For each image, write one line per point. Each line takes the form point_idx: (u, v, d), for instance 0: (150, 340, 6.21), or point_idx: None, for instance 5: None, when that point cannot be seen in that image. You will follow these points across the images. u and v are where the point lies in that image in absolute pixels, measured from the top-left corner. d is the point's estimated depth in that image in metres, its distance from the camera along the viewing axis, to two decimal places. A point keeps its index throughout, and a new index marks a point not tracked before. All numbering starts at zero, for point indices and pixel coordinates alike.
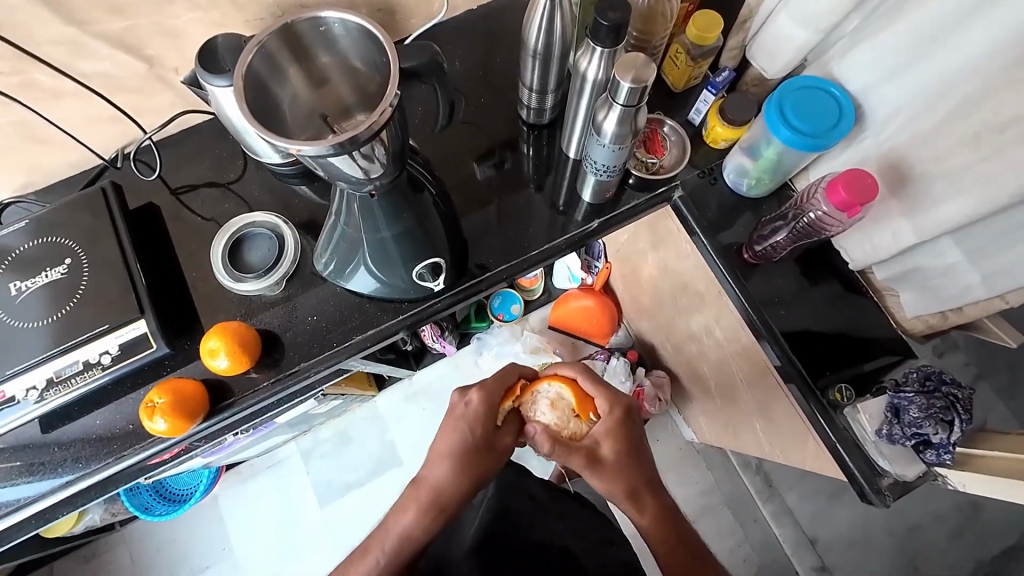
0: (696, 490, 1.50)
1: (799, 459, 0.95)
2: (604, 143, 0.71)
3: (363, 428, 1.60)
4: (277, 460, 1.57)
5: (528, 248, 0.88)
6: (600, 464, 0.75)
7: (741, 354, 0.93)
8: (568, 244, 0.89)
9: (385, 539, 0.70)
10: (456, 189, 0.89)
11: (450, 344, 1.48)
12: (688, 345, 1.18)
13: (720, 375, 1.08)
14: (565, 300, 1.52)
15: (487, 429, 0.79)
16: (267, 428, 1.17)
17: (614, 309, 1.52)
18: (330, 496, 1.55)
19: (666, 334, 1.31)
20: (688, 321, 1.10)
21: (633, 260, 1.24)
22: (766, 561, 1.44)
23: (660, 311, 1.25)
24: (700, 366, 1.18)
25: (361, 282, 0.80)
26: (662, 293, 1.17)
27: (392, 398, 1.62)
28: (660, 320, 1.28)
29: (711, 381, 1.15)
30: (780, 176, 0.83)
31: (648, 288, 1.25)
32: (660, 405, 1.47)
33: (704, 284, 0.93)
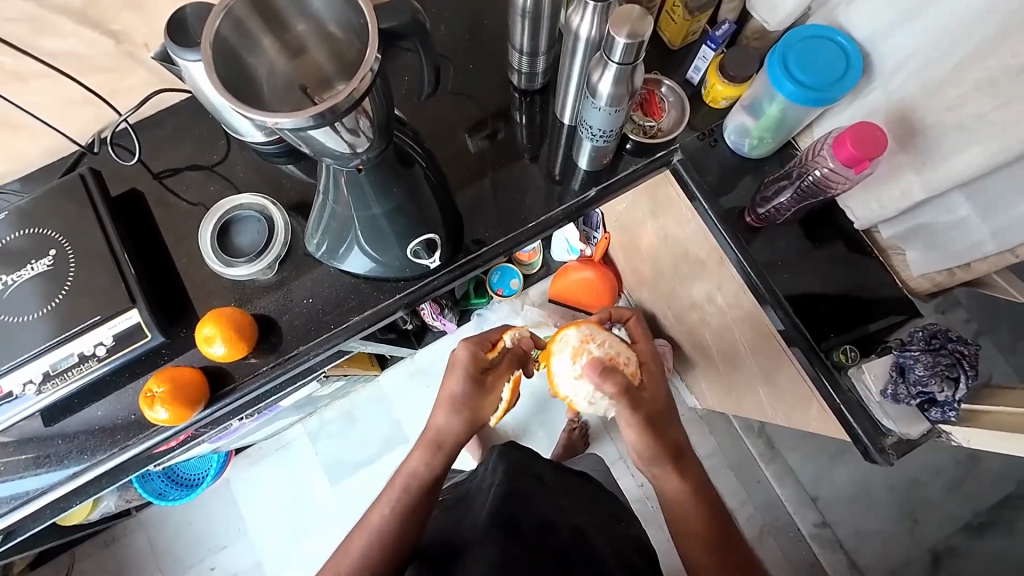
0: (703, 455, 1.54)
1: (801, 422, 0.96)
2: (600, 106, 0.68)
3: (369, 408, 1.62)
4: (284, 443, 1.59)
5: (526, 221, 0.85)
6: (660, 421, 0.78)
7: (745, 320, 0.92)
8: (563, 215, 0.86)
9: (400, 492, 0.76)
10: (448, 164, 0.86)
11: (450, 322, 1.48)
12: (690, 313, 1.17)
13: (722, 343, 1.08)
14: (565, 272, 1.53)
15: (478, 371, 0.78)
16: (272, 411, 1.17)
17: (614, 280, 1.53)
18: (341, 474, 1.58)
19: (667, 304, 1.30)
20: (690, 290, 1.09)
21: (631, 227, 1.23)
22: (769, 519, 1.50)
23: (662, 278, 1.22)
24: (702, 333, 1.17)
25: (355, 263, 0.78)
26: (662, 262, 1.16)
27: (396, 376, 1.63)
28: (662, 290, 1.27)
29: (714, 349, 1.15)
30: (783, 135, 0.80)
31: (648, 256, 1.24)
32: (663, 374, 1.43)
33: (707, 250, 0.92)
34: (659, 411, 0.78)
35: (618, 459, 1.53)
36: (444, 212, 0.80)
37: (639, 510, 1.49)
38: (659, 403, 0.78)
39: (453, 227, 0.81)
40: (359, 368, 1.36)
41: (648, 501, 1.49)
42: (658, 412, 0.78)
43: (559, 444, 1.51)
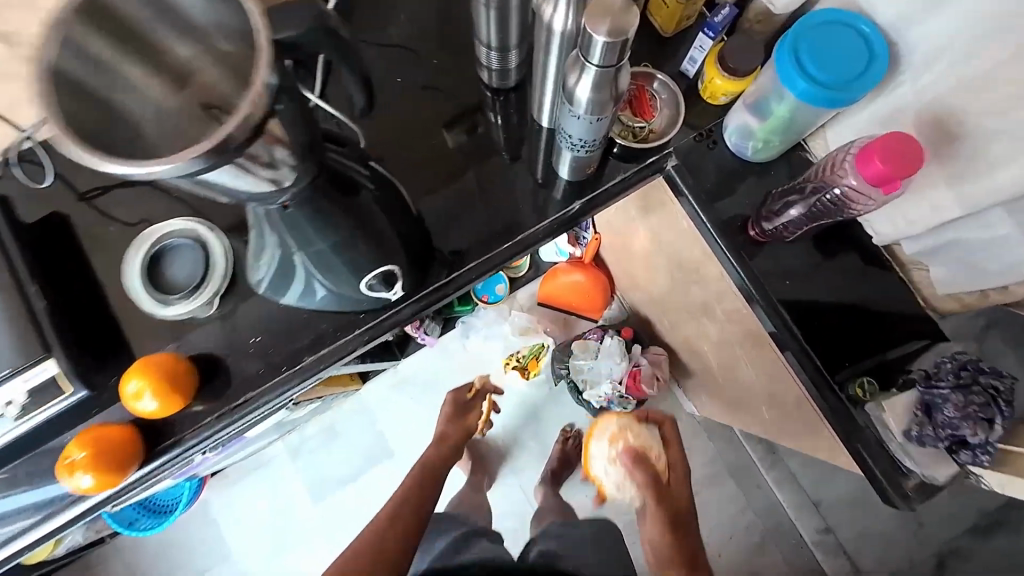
0: (701, 461, 1.48)
1: (806, 441, 0.90)
2: (579, 114, 0.57)
3: (352, 422, 1.54)
4: (264, 461, 1.52)
5: (505, 237, 0.75)
6: (681, 530, 0.98)
7: (749, 338, 0.83)
8: (546, 231, 0.76)
9: (411, 492, 1.18)
10: (409, 179, 0.75)
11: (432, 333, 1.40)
12: (687, 323, 1.09)
13: (722, 357, 1.01)
14: (554, 275, 1.43)
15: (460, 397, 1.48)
16: (238, 445, 1.06)
17: (606, 282, 1.44)
18: (325, 491, 1.52)
19: (662, 311, 1.22)
20: (687, 301, 1.01)
21: (624, 230, 1.13)
22: (769, 525, 1.45)
23: (658, 284, 1.13)
24: (700, 344, 1.09)
25: (303, 296, 0.69)
26: (656, 269, 1.07)
27: (379, 387, 1.55)
28: (656, 296, 1.19)
29: (712, 361, 1.08)
30: (792, 136, 0.70)
31: (642, 261, 1.14)
32: (659, 386, 1.27)
33: (707, 263, 0.82)
34: (680, 508, 1.01)
35: None
36: (407, 236, 0.70)
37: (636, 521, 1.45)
38: (681, 507, 1.02)
39: (417, 252, 0.72)
40: (333, 388, 1.28)
41: None
42: (679, 514, 1.01)
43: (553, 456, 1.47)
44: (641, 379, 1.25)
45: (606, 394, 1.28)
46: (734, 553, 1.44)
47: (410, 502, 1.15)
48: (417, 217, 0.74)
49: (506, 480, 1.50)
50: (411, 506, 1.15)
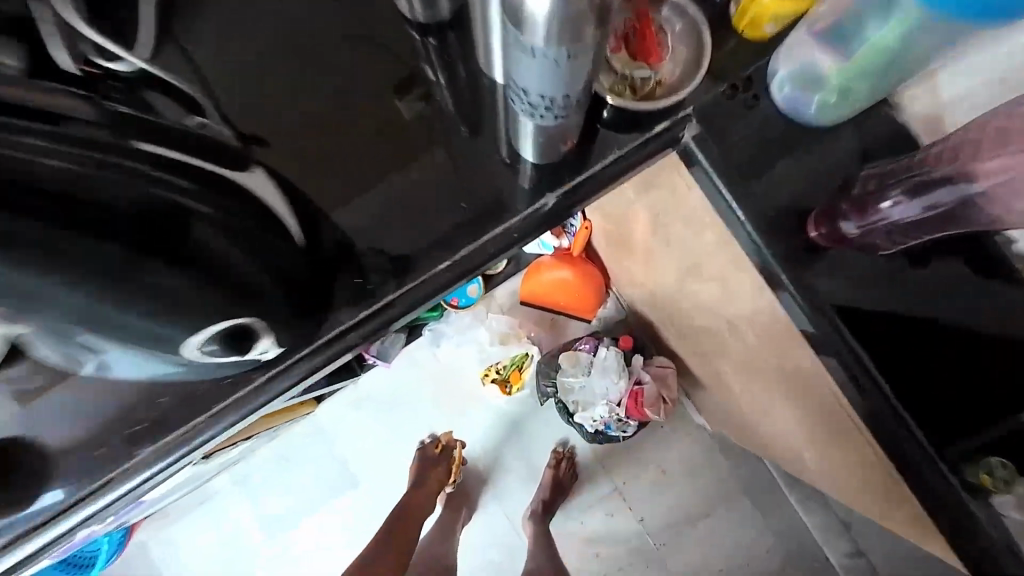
0: (713, 480, 1.29)
1: (860, 493, 0.70)
2: (536, 51, 0.33)
3: (308, 447, 1.34)
4: (208, 495, 1.33)
5: (430, 263, 0.53)
6: None
7: (795, 372, 0.62)
8: (481, 256, 0.53)
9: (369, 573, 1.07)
10: (307, 183, 0.55)
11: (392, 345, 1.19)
12: (701, 335, 0.87)
13: (746, 381, 0.80)
14: (537, 270, 1.21)
15: (427, 454, 1.28)
16: (133, 509, 0.89)
17: (600, 277, 1.20)
18: (280, 528, 1.32)
19: (668, 317, 1.00)
20: (703, 311, 0.79)
21: (622, 219, 0.89)
22: (792, 549, 1.27)
23: (667, 285, 0.89)
24: (718, 362, 0.87)
25: (121, 366, 0.51)
26: (662, 269, 0.85)
27: (338, 406, 1.35)
28: (661, 300, 0.96)
29: (733, 382, 0.86)
30: (882, 87, 0.48)
31: (645, 257, 0.91)
32: (665, 409, 1.07)
33: (739, 273, 0.58)
34: None
35: (611, 491, 1.30)
36: (286, 276, 0.48)
37: (639, 548, 1.28)
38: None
39: (307, 292, 0.51)
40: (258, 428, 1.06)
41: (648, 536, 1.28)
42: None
43: (543, 482, 1.25)
44: (643, 400, 1.02)
45: (602, 416, 1.06)
46: None
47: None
48: (308, 241, 0.51)
49: (488, 509, 1.30)
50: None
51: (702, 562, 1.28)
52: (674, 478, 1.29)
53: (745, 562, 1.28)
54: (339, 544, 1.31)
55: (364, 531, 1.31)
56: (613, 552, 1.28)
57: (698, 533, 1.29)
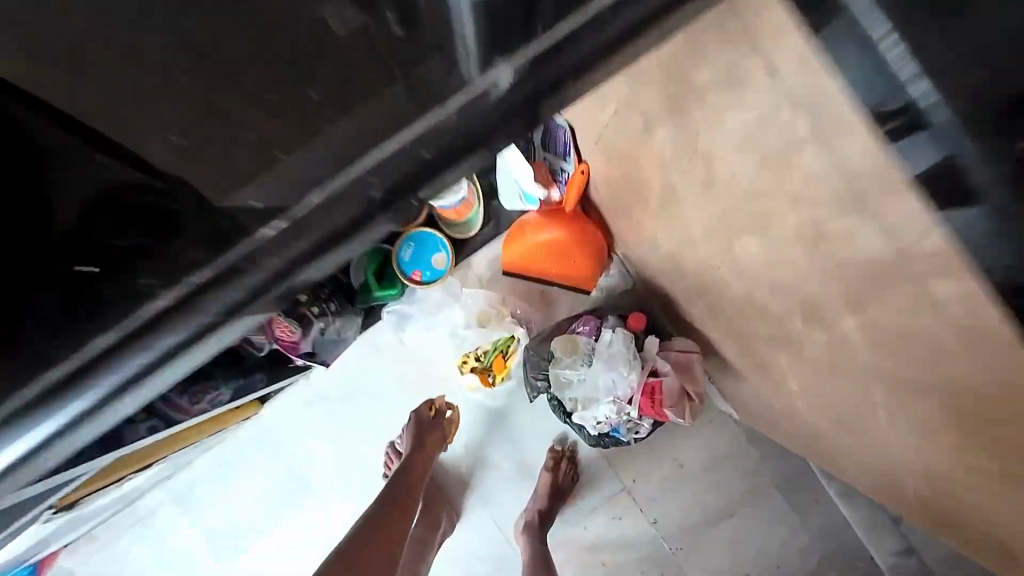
0: (739, 474, 1.10)
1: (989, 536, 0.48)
2: None
3: (256, 455, 1.12)
4: (142, 514, 1.12)
5: (255, 237, 0.27)
6: None
7: (937, 378, 0.39)
8: (349, 221, 0.27)
9: (385, 535, 0.77)
10: (44, 79, 0.28)
11: (334, 336, 0.93)
12: (742, 312, 0.64)
13: (810, 374, 0.57)
14: (520, 232, 0.97)
15: (422, 415, 1.04)
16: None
17: (598, 239, 0.96)
18: (230, 548, 1.12)
19: (690, 287, 0.77)
20: (752, 281, 0.55)
21: (640, 156, 0.64)
22: (831, 549, 1.09)
23: (697, 250, 0.64)
24: (766, 351, 0.64)
25: None
26: (690, 224, 0.61)
27: (287, 406, 1.12)
28: (684, 265, 0.73)
29: (785, 374, 0.64)
30: None
31: (667, 211, 0.66)
32: (694, 410, 0.77)
33: (858, 220, 0.36)
34: None
35: (619, 492, 1.10)
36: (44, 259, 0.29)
37: (653, 554, 1.10)
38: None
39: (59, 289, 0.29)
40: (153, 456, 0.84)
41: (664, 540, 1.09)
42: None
43: (541, 487, 1.05)
44: (663, 396, 0.78)
45: (609, 419, 0.82)
46: None
47: (389, 544, 0.76)
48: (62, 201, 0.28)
49: (473, 518, 1.09)
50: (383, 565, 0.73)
51: (727, 568, 1.09)
52: (693, 472, 1.10)
53: (777, 566, 1.09)
54: (301, 562, 1.12)
55: (328, 545, 1.12)
56: (623, 560, 1.10)
57: (722, 534, 1.09)
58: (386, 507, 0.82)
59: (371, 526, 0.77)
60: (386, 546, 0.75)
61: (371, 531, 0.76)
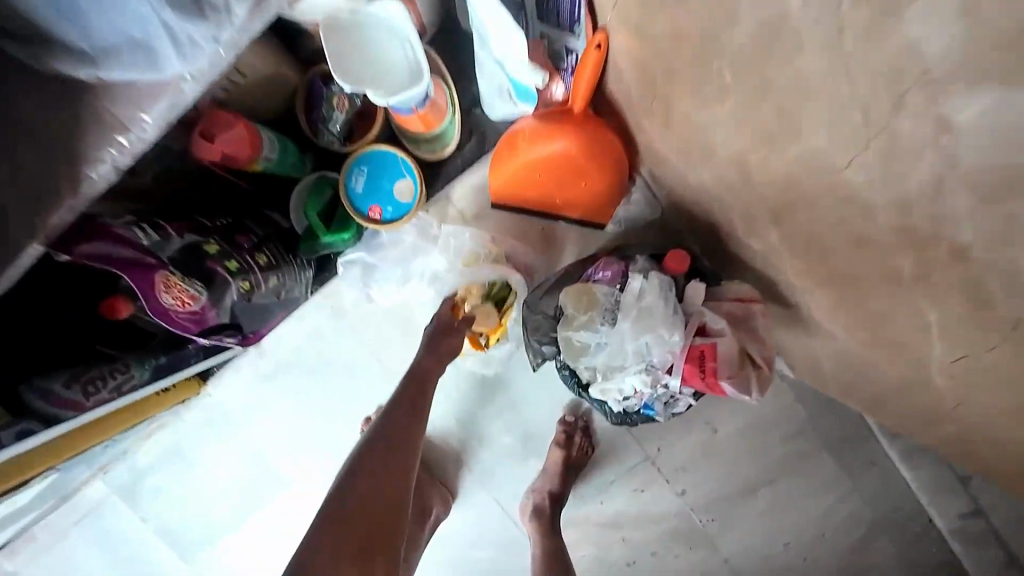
0: (781, 436, 0.94)
1: None
2: None
3: (208, 441, 0.94)
4: (86, 511, 0.96)
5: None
6: None
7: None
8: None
9: (391, 464, 0.62)
10: None
11: (269, 304, 0.70)
12: (850, 243, 0.43)
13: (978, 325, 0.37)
14: (512, 145, 0.72)
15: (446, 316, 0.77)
16: None
17: (618, 152, 0.72)
18: (193, 543, 0.97)
19: (753, 214, 0.55)
20: None
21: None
22: (885, 515, 0.95)
23: (798, 149, 0.41)
24: (888, 301, 0.44)
25: None
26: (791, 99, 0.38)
27: (238, 384, 0.92)
28: (752, 182, 0.50)
29: (913, 328, 0.43)
30: None
31: (751, 88, 0.42)
32: (755, 380, 0.58)
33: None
34: None
35: (641, 462, 0.94)
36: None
37: (679, 527, 0.95)
38: None
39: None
40: (35, 469, 0.65)
41: (693, 513, 0.95)
42: None
43: (551, 464, 0.88)
44: (718, 365, 0.56)
45: (639, 394, 0.62)
46: (827, 556, 0.96)
47: (397, 474, 0.62)
48: None
49: (470, 497, 0.93)
50: (393, 500, 0.60)
51: (763, 538, 0.96)
52: (728, 435, 0.94)
53: (822, 535, 0.95)
54: (276, 557, 0.97)
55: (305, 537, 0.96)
56: (644, 535, 0.95)
57: (761, 503, 0.95)
58: (392, 424, 0.66)
59: (375, 453, 0.62)
60: (394, 479, 0.61)
61: (374, 460, 0.62)
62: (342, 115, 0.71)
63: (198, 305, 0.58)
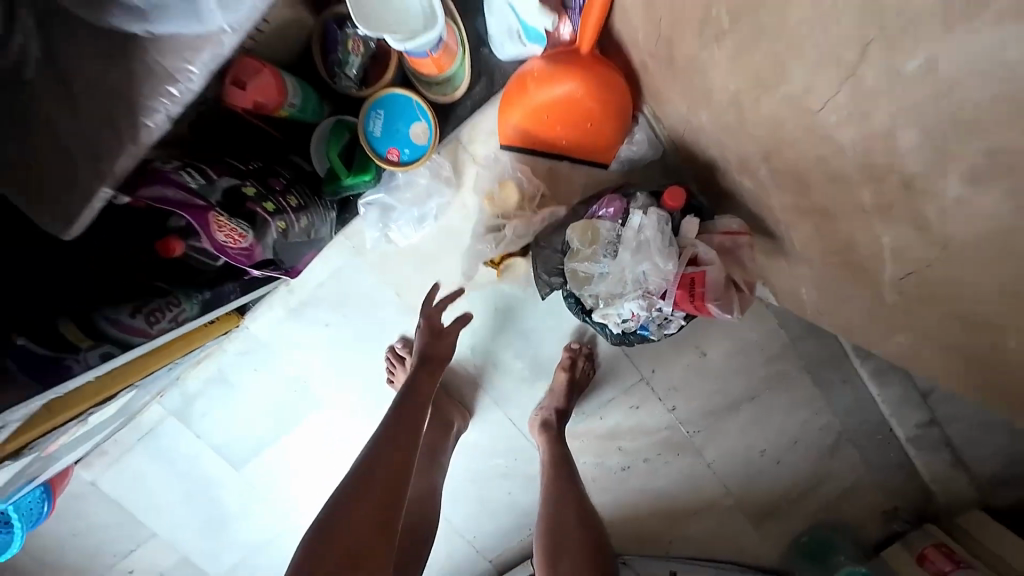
0: (767, 357, 1.04)
1: None
2: None
3: (249, 368, 1.05)
4: (147, 431, 1.09)
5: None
6: None
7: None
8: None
9: (400, 437, 0.73)
10: None
11: (299, 252, 0.79)
12: (825, 179, 0.49)
13: (917, 246, 0.44)
14: (521, 87, 0.75)
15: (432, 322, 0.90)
16: None
17: (622, 91, 0.75)
18: (245, 454, 1.12)
19: (744, 152, 0.60)
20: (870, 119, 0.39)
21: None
22: (853, 425, 1.08)
23: (782, 93, 0.46)
24: (854, 230, 0.50)
25: None
26: (774, 43, 0.43)
27: (271, 318, 1.02)
28: (746, 122, 0.55)
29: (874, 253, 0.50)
30: None
31: (749, 33, 0.45)
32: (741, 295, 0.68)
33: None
34: None
35: (637, 382, 1.05)
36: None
37: (670, 438, 1.08)
38: None
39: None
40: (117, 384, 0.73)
41: (683, 426, 1.07)
42: None
43: (555, 385, 0.99)
44: (706, 290, 0.64)
45: (635, 317, 0.70)
46: (799, 459, 1.10)
47: (405, 446, 0.72)
48: None
49: (486, 415, 1.06)
50: (401, 467, 0.70)
51: (743, 445, 1.09)
52: (718, 359, 1.04)
53: (795, 442, 1.09)
54: (316, 467, 1.12)
55: (341, 447, 1.10)
56: (639, 444, 1.09)
57: (743, 416, 1.07)
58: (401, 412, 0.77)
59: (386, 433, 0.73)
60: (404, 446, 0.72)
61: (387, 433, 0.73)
62: (358, 59, 0.74)
63: (246, 243, 0.65)
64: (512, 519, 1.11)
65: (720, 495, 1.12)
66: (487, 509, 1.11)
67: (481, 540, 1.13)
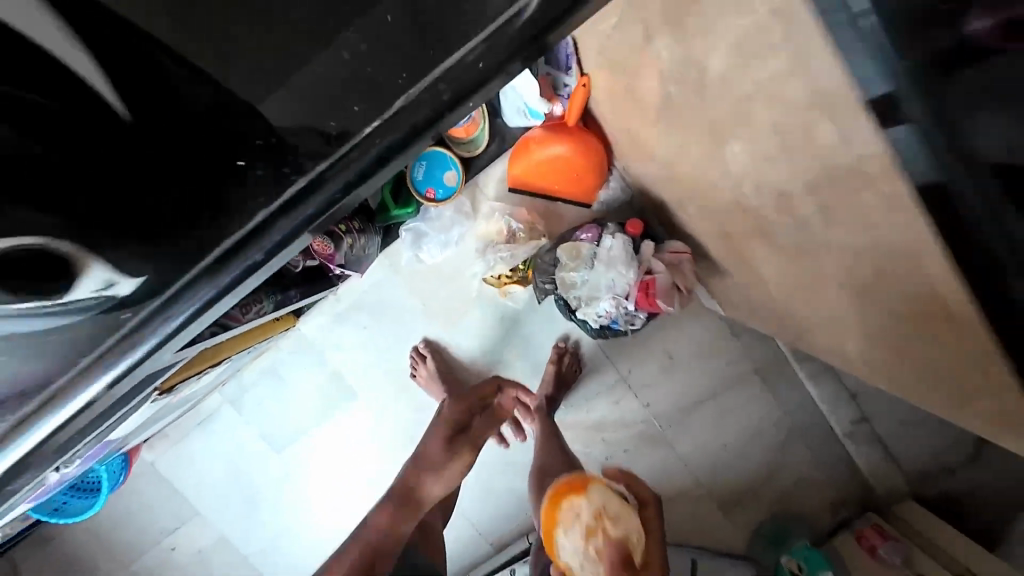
0: (723, 362, 1.27)
1: (901, 372, 0.63)
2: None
3: (297, 364, 1.27)
4: (205, 417, 1.30)
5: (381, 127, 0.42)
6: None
7: (879, 244, 0.48)
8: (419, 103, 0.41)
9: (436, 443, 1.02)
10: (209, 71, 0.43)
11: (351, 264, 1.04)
12: (723, 212, 0.75)
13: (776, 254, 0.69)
14: (526, 147, 1.04)
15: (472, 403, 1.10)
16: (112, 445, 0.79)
17: (599, 151, 1.03)
18: (285, 441, 1.31)
19: (679, 195, 0.86)
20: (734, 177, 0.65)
21: (646, 68, 0.70)
22: (798, 422, 1.29)
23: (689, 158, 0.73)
24: (744, 246, 0.75)
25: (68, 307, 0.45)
26: (680, 130, 0.70)
27: (319, 322, 1.25)
28: (675, 174, 0.82)
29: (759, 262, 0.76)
30: None
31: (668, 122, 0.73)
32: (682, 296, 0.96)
33: (825, 112, 0.43)
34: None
35: (616, 381, 1.27)
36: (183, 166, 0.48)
37: (646, 431, 1.29)
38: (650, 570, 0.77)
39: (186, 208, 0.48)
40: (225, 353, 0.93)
41: (656, 420, 1.28)
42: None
43: (546, 379, 1.21)
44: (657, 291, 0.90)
45: (609, 313, 0.94)
46: (755, 453, 1.30)
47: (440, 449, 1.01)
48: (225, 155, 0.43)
49: None
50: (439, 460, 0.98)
51: (707, 439, 1.29)
52: (683, 362, 1.27)
53: (751, 437, 1.29)
54: (345, 453, 1.32)
55: (368, 435, 1.31)
56: (619, 436, 1.29)
57: (706, 413, 1.28)
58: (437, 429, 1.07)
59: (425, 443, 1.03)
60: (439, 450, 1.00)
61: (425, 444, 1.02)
62: None
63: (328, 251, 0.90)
64: (511, 502, 1.29)
65: (690, 484, 1.31)
66: (491, 493, 1.30)
67: (483, 523, 1.31)
